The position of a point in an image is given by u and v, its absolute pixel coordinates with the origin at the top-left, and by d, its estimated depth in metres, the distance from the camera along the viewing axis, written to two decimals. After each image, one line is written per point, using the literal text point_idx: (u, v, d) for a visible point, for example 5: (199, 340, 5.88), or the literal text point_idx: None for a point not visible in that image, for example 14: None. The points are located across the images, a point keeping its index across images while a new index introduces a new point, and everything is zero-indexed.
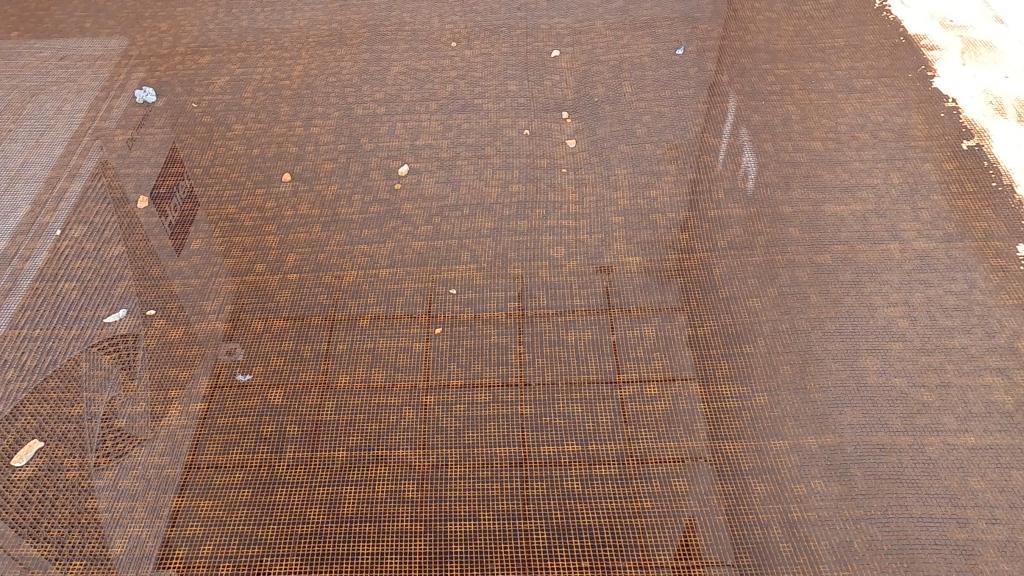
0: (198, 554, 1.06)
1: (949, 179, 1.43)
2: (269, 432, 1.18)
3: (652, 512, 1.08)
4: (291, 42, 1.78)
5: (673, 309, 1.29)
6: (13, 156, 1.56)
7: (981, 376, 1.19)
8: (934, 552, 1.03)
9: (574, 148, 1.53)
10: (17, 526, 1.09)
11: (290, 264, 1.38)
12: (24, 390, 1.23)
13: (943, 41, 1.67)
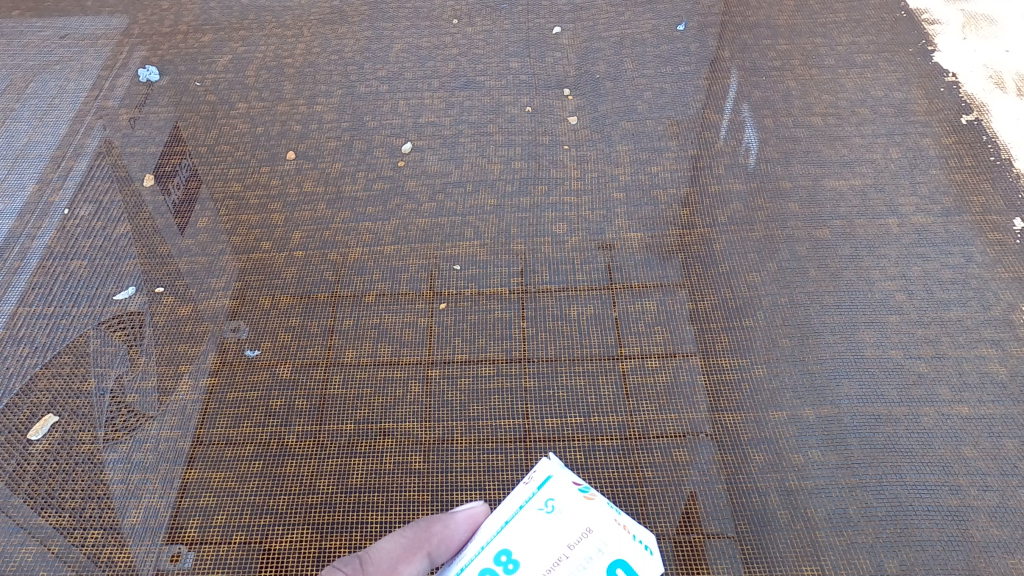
0: (212, 524, 1.09)
1: (948, 154, 1.44)
2: (278, 406, 1.21)
3: (654, 482, 1.11)
4: (293, 21, 1.78)
5: (674, 284, 1.31)
6: (18, 136, 1.57)
7: (976, 347, 1.22)
8: (927, 518, 1.06)
9: (576, 125, 1.53)
10: (33, 498, 1.12)
11: (296, 242, 1.39)
12: (36, 366, 1.25)
13: (944, 16, 1.67)
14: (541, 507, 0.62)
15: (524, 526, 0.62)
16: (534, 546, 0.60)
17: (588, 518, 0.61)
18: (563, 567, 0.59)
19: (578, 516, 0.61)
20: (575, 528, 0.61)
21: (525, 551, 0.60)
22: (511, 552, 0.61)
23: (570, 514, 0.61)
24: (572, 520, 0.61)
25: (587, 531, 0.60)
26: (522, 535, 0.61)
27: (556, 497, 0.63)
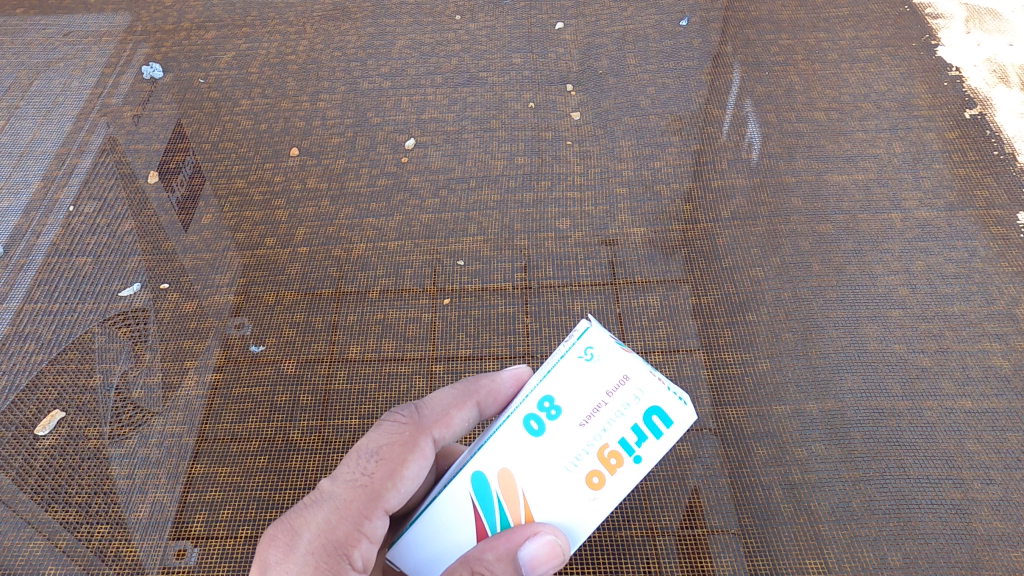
0: (218, 519, 1.10)
1: (952, 149, 1.44)
2: (283, 401, 1.21)
3: (657, 476, 1.11)
4: (295, 17, 1.78)
5: (677, 280, 1.31)
6: (22, 133, 1.58)
7: (980, 341, 1.22)
8: (930, 512, 1.06)
9: (578, 121, 1.53)
10: (40, 493, 1.12)
11: (299, 238, 1.40)
12: (42, 362, 1.26)
13: (948, 10, 1.66)
14: (579, 355, 0.70)
15: (565, 374, 0.70)
16: (575, 393, 0.69)
17: (625, 366, 0.69)
18: (603, 413, 0.68)
19: (614, 363, 0.69)
20: (613, 374, 0.69)
21: (566, 399, 0.69)
22: (553, 400, 0.70)
23: (608, 362, 0.69)
24: (610, 366, 0.69)
25: (625, 377, 0.69)
26: (563, 385, 0.69)
27: (595, 347, 0.70)
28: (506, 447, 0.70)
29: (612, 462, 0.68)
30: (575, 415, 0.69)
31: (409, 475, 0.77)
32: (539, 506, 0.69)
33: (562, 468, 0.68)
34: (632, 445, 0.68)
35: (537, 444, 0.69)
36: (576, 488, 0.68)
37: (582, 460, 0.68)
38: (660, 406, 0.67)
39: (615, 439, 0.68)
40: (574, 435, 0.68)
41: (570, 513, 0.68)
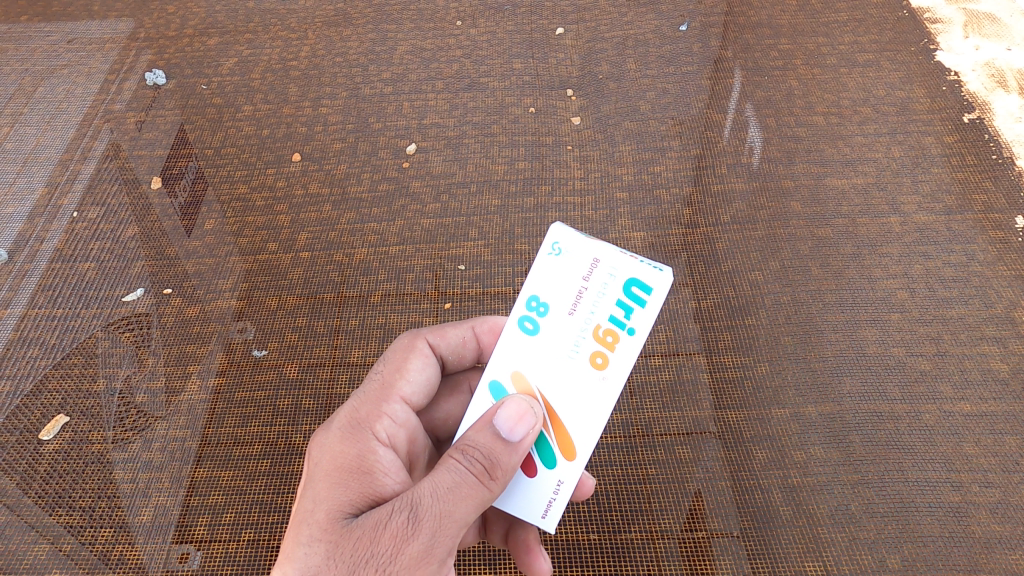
0: (220, 523, 1.11)
1: (951, 153, 1.45)
2: (285, 405, 1.22)
3: (658, 479, 1.12)
4: (297, 23, 1.79)
5: (678, 284, 1.31)
6: (27, 139, 1.59)
7: (978, 345, 1.22)
8: (928, 515, 1.07)
9: (579, 126, 1.54)
10: (44, 497, 1.13)
11: (302, 243, 1.41)
12: (46, 368, 1.27)
13: (947, 14, 1.67)
14: (549, 254, 0.81)
15: (542, 273, 0.81)
16: (555, 288, 0.80)
17: (592, 251, 0.80)
18: (588, 299, 0.80)
19: (581, 252, 0.81)
20: (583, 262, 0.80)
21: (550, 295, 0.81)
22: (539, 299, 0.81)
23: (577, 252, 0.81)
24: (578, 256, 0.81)
25: (594, 261, 0.80)
26: (544, 284, 0.81)
27: (561, 242, 0.81)
28: (512, 353, 0.81)
29: (609, 339, 0.79)
30: (562, 308, 0.80)
31: (414, 371, 0.83)
32: (557, 393, 0.79)
33: (568, 356, 0.80)
34: (622, 321, 0.79)
35: (537, 340, 0.81)
36: (584, 370, 0.79)
37: (582, 343, 0.80)
38: (633, 277, 0.79)
39: (604, 318, 0.79)
40: (568, 324, 0.80)
41: (587, 391, 0.79)
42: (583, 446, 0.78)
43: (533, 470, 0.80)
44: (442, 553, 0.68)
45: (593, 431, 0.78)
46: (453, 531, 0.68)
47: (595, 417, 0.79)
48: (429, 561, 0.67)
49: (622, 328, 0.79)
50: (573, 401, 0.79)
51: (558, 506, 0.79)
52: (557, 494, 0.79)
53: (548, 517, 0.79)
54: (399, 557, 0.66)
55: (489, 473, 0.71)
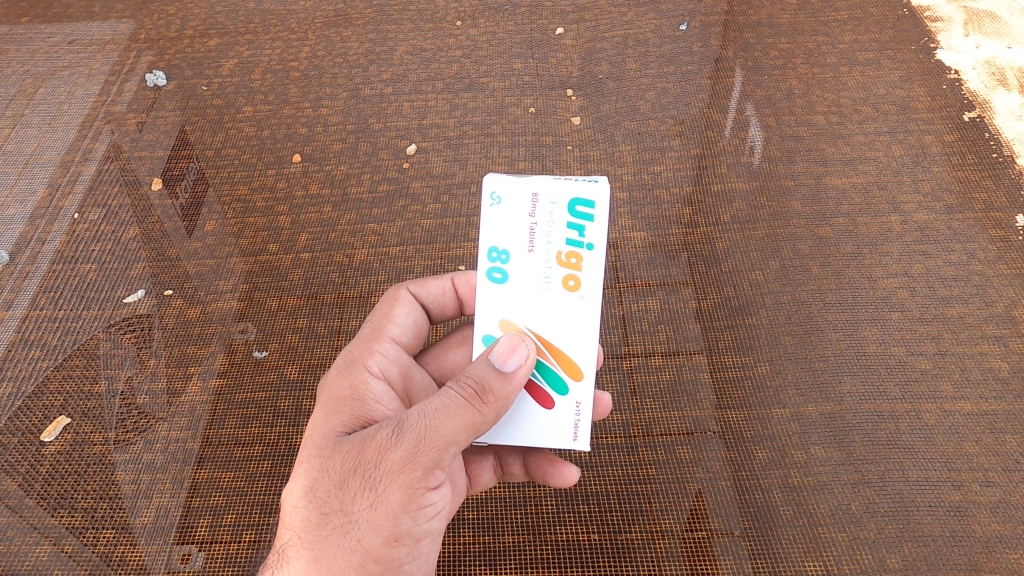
0: (222, 523, 1.11)
1: (951, 151, 1.45)
2: (286, 406, 1.22)
3: (659, 479, 1.12)
4: (298, 24, 1.79)
5: (678, 283, 1.31)
6: (28, 141, 1.60)
7: (979, 344, 1.22)
8: (929, 514, 1.07)
9: (579, 125, 1.54)
10: (47, 498, 1.14)
11: (302, 244, 1.41)
12: (48, 369, 1.27)
13: (947, 13, 1.66)
14: (490, 204, 0.85)
15: (491, 224, 0.85)
16: (507, 233, 0.85)
17: (529, 185, 0.84)
18: (541, 233, 0.84)
19: (518, 191, 0.85)
20: (524, 198, 0.84)
21: (506, 241, 0.85)
22: (497, 248, 0.85)
23: (514, 192, 0.85)
24: (517, 195, 0.84)
25: (534, 195, 0.84)
26: (497, 233, 0.85)
27: (496, 189, 0.85)
28: (493, 306, 0.86)
29: (574, 260, 0.84)
30: (521, 248, 0.85)
31: (398, 319, 0.94)
32: (547, 328, 0.85)
33: (544, 291, 0.85)
34: (579, 241, 0.84)
35: (512, 285, 0.85)
36: (562, 297, 0.85)
37: (552, 274, 0.85)
38: (572, 196, 0.83)
39: (562, 243, 0.84)
40: (532, 261, 0.85)
41: (572, 316, 0.85)
42: (586, 365, 0.86)
43: (551, 402, 0.88)
44: (425, 462, 0.75)
45: (591, 351, 0.85)
46: (437, 444, 0.75)
47: (586, 339, 0.85)
48: (413, 469, 0.74)
49: (581, 246, 0.84)
50: (562, 332, 0.85)
51: (584, 424, 0.88)
52: (579, 417, 0.88)
53: (580, 438, 0.88)
54: (383, 465, 0.74)
55: (476, 395, 0.77)
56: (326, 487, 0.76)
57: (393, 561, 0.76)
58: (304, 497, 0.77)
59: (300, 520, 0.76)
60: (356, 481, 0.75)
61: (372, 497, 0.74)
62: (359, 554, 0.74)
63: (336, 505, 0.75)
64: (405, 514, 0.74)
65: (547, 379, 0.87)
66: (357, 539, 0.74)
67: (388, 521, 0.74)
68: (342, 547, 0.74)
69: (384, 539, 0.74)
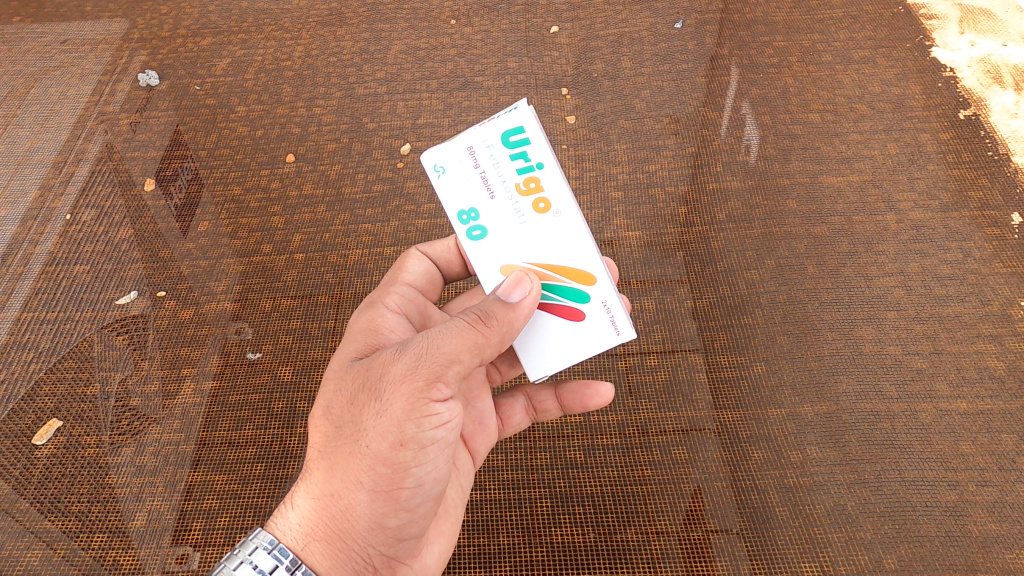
0: (216, 526, 1.10)
1: (947, 149, 1.44)
2: (280, 408, 1.22)
3: (655, 479, 1.12)
4: (291, 23, 1.78)
5: (674, 282, 1.31)
6: (20, 141, 1.59)
7: (974, 343, 1.22)
8: (925, 514, 1.07)
9: (574, 124, 1.54)
10: (39, 502, 1.13)
11: (296, 244, 1.40)
12: (40, 371, 1.26)
13: (942, 10, 1.66)
14: (438, 176, 0.93)
15: (448, 192, 0.92)
16: (465, 192, 0.91)
17: (461, 144, 0.92)
18: (494, 178, 0.91)
19: (454, 153, 0.92)
20: (462, 156, 0.92)
21: (466, 200, 0.91)
22: (464, 211, 0.92)
23: (451, 155, 0.92)
24: (456, 156, 0.92)
25: (470, 149, 0.91)
26: (455, 198, 0.92)
27: (434, 162, 0.93)
28: (486, 258, 0.92)
29: (534, 184, 0.90)
30: (482, 198, 0.91)
31: (411, 271, 1.06)
32: (542, 256, 0.90)
33: (522, 224, 0.91)
34: (529, 167, 0.89)
35: (494, 233, 0.91)
36: (540, 221, 0.90)
37: (522, 206, 0.90)
38: (502, 131, 0.90)
39: (514, 176, 0.90)
40: (499, 204, 0.91)
41: (555, 236, 0.90)
42: (592, 267, 0.89)
43: (580, 314, 0.91)
44: (427, 374, 0.79)
45: (588, 254, 0.89)
46: (438, 359, 0.79)
47: (577, 250, 0.89)
48: (415, 380, 0.79)
49: (533, 169, 0.89)
50: (554, 253, 0.90)
51: (618, 315, 0.90)
52: (610, 310, 0.90)
53: (621, 330, 0.90)
54: (387, 378, 0.80)
55: (481, 320, 0.82)
56: (341, 403, 0.84)
57: (402, 466, 0.80)
58: (322, 415, 0.86)
59: (321, 435, 0.85)
60: (364, 396, 0.82)
61: (378, 407, 0.80)
62: (369, 458, 0.80)
63: (347, 417, 0.83)
64: (410, 421, 0.79)
65: (567, 296, 0.91)
66: (366, 445, 0.80)
67: (393, 428, 0.79)
68: (354, 452, 0.81)
69: (390, 444, 0.79)
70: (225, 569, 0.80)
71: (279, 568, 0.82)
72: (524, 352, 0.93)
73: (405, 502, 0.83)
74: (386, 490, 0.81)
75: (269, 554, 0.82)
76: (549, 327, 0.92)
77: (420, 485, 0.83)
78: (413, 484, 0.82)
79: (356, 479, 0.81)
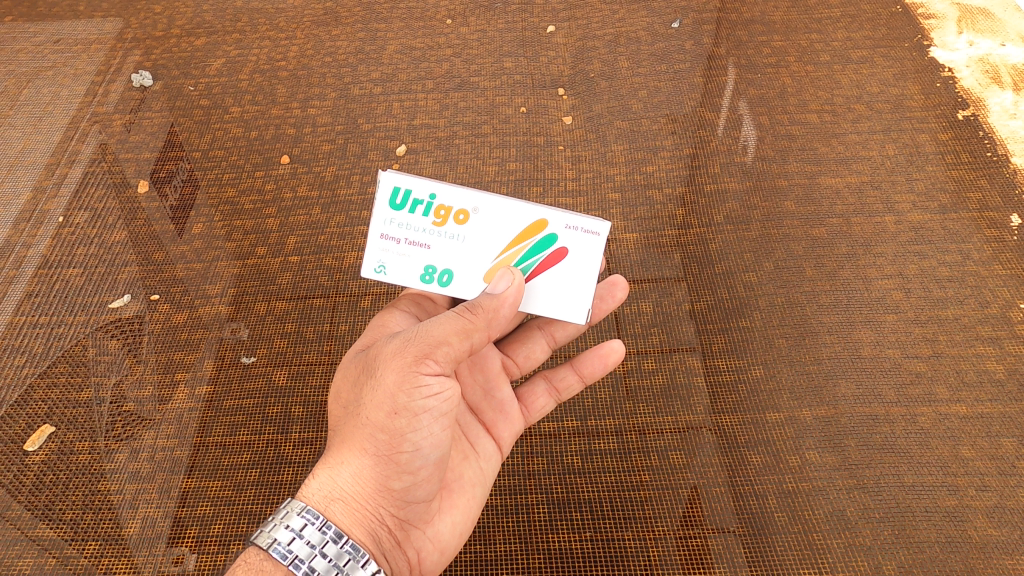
0: (210, 533, 1.09)
1: (946, 150, 1.44)
2: (276, 413, 1.21)
3: (653, 484, 1.11)
4: (286, 22, 1.77)
5: (672, 284, 1.30)
6: (12, 142, 1.57)
7: (973, 346, 1.21)
8: (925, 519, 1.06)
9: (571, 125, 1.53)
10: (33, 508, 1.12)
11: (291, 247, 1.39)
12: (34, 376, 1.25)
13: (940, 10, 1.65)
14: (386, 275, 0.91)
15: (401, 275, 0.91)
16: (411, 264, 0.91)
17: (373, 237, 0.90)
18: (418, 236, 0.90)
19: (376, 249, 0.91)
20: (383, 245, 0.90)
21: (418, 269, 0.91)
22: (425, 278, 0.91)
23: (374, 253, 0.90)
24: (377, 248, 0.90)
25: (382, 236, 0.90)
26: (409, 276, 0.91)
27: (369, 271, 0.91)
28: (470, 284, 0.91)
29: (444, 210, 0.90)
30: (424, 255, 0.91)
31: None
32: (494, 251, 0.91)
33: (467, 242, 0.90)
34: (430, 208, 0.90)
35: (460, 266, 0.90)
36: (475, 229, 0.90)
37: (451, 230, 0.90)
38: (387, 202, 0.90)
39: (426, 219, 0.90)
40: (439, 245, 0.90)
41: (492, 226, 0.90)
42: (534, 215, 0.90)
43: (561, 252, 0.91)
44: (415, 350, 0.81)
45: (525, 216, 0.90)
46: (425, 339, 0.81)
47: (509, 226, 0.90)
48: (405, 356, 0.81)
49: (432, 202, 0.90)
50: (501, 238, 0.90)
51: (585, 223, 0.90)
52: (578, 227, 0.90)
53: (593, 231, 0.90)
54: (382, 356, 0.84)
55: (467, 308, 0.82)
56: (347, 386, 0.89)
57: (398, 432, 0.82)
58: (338, 401, 0.92)
59: (336, 416, 0.90)
60: (365, 376, 0.85)
61: (374, 383, 0.83)
62: (369, 427, 0.84)
63: (352, 396, 0.87)
64: (403, 393, 0.81)
65: (540, 252, 0.91)
66: (365, 416, 0.84)
67: (388, 399, 0.82)
68: (357, 425, 0.85)
69: (385, 413, 0.82)
70: (261, 533, 0.81)
71: (310, 527, 0.82)
72: (551, 313, 0.92)
73: (406, 465, 0.84)
74: (386, 454, 0.83)
75: (300, 515, 0.83)
76: (551, 284, 0.92)
77: (418, 450, 0.83)
78: (412, 448, 0.83)
79: (360, 445, 0.84)
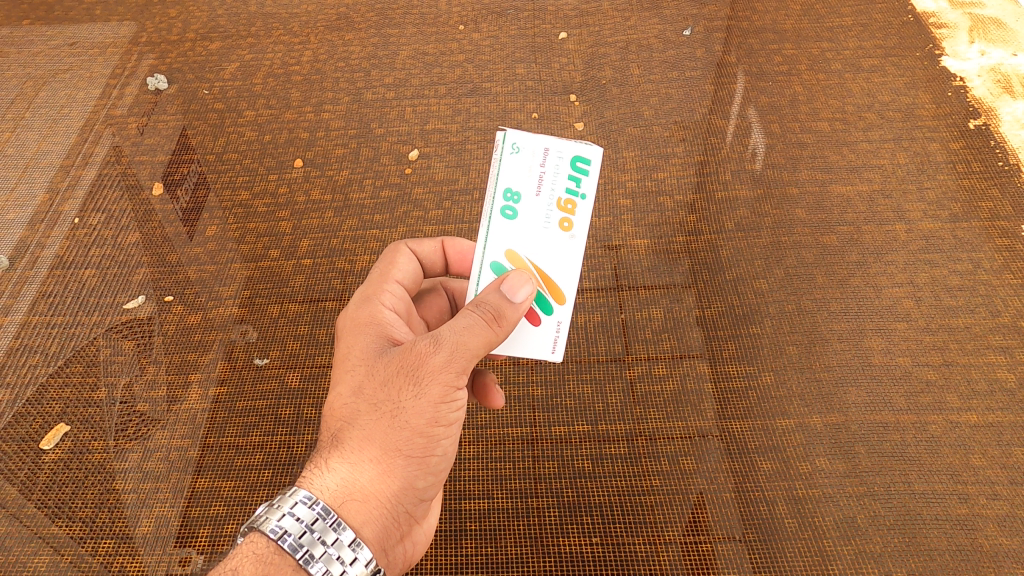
0: (221, 533, 1.10)
1: (957, 159, 1.44)
2: (287, 414, 1.22)
3: (662, 489, 1.11)
4: (300, 27, 1.78)
5: (681, 290, 1.30)
6: (28, 144, 1.59)
7: (984, 355, 1.21)
8: (936, 528, 1.06)
9: (582, 131, 1.53)
10: (46, 506, 1.13)
11: (303, 250, 1.40)
12: (47, 375, 1.26)
13: (952, 19, 1.65)
14: (508, 152, 0.87)
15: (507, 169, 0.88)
16: (518, 178, 0.88)
17: (543, 141, 0.88)
18: (545, 182, 0.89)
19: (535, 144, 0.88)
20: (538, 152, 0.88)
21: (513, 187, 0.88)
22: (506, 192, 0.88)
23: (526, 149, 0.88)
24: (531, 148, 0.88)
25: (545, 150, 0.88)
26: (507, 179, 0.88)
27: (511, 142, 0.88)
28: (499, 236, 0.89)
29: (571, 208, 0.89)
30: (528, 193, 0.89)
31: (401, 267, 0.96)
32: (541, 259, 0.90)
33: (543, 230, 0.89)
34: (576, 192, 0.89)
35: (518, 224, 0.89)
36: (555, 235, 0.90)
37: (552, 216, 0.89)
38: (576, 153, 0.88)
39: (562, 191, 0.89)
40: (535, 203, 0.89)
41: (559, 252, 0.90)
42: (568, 293, 0.90)
43: (536, 318, 0.92)
44: (463, 365, 0.81)
45: (569, 274, 0.90)
46: (470, 352, 0.81)
47: (568, 273, 0.90)
48: (451, 368, 0.81)
49: (578, 196, 0.89)
50: (551, 261, 0.90)
51: (562, 341, 0.92)
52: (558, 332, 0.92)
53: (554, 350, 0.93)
54: (425, 365, 0.81)
55: (493, 318, 0.82)
56: (372, 384, 0.82)
57: (433, 440, 0.83)
58: (350, 395, 0.83)
59: (349, 410, 0.83)
60: (400, 378, 0.81)
61: (416, 390, 0.80)
62: (406, 432, 0.81)
63: (382, 397, 0.81)
64: (444, 402, 0.82)
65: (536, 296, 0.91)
66: (404, 421, 0.81)
67: (430, 409, 0.81)
68: (391, 427, 0.81)
69: (426, 421, 0.81)
70: (266, 521, 0.77)
71: (320, 521, 0.78)
72: None
73: (431, 468, 0.85)
74: (418, 457, 0.83)
75: (310, 507, 0.78)
76: None
77: (444, 454, 0.86)
78: (440, 453, 0.85)
79: (392, 448, 0.81)
